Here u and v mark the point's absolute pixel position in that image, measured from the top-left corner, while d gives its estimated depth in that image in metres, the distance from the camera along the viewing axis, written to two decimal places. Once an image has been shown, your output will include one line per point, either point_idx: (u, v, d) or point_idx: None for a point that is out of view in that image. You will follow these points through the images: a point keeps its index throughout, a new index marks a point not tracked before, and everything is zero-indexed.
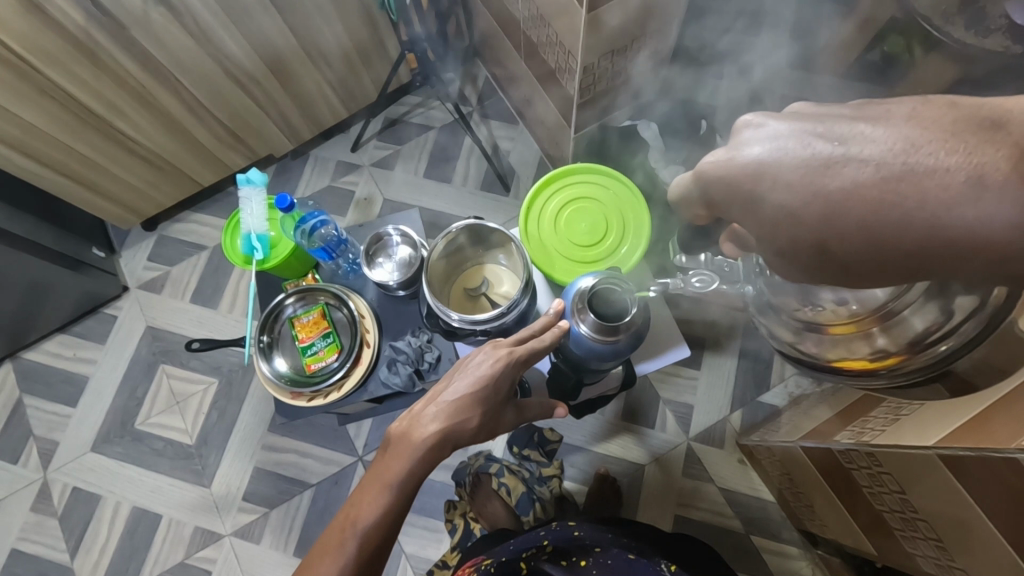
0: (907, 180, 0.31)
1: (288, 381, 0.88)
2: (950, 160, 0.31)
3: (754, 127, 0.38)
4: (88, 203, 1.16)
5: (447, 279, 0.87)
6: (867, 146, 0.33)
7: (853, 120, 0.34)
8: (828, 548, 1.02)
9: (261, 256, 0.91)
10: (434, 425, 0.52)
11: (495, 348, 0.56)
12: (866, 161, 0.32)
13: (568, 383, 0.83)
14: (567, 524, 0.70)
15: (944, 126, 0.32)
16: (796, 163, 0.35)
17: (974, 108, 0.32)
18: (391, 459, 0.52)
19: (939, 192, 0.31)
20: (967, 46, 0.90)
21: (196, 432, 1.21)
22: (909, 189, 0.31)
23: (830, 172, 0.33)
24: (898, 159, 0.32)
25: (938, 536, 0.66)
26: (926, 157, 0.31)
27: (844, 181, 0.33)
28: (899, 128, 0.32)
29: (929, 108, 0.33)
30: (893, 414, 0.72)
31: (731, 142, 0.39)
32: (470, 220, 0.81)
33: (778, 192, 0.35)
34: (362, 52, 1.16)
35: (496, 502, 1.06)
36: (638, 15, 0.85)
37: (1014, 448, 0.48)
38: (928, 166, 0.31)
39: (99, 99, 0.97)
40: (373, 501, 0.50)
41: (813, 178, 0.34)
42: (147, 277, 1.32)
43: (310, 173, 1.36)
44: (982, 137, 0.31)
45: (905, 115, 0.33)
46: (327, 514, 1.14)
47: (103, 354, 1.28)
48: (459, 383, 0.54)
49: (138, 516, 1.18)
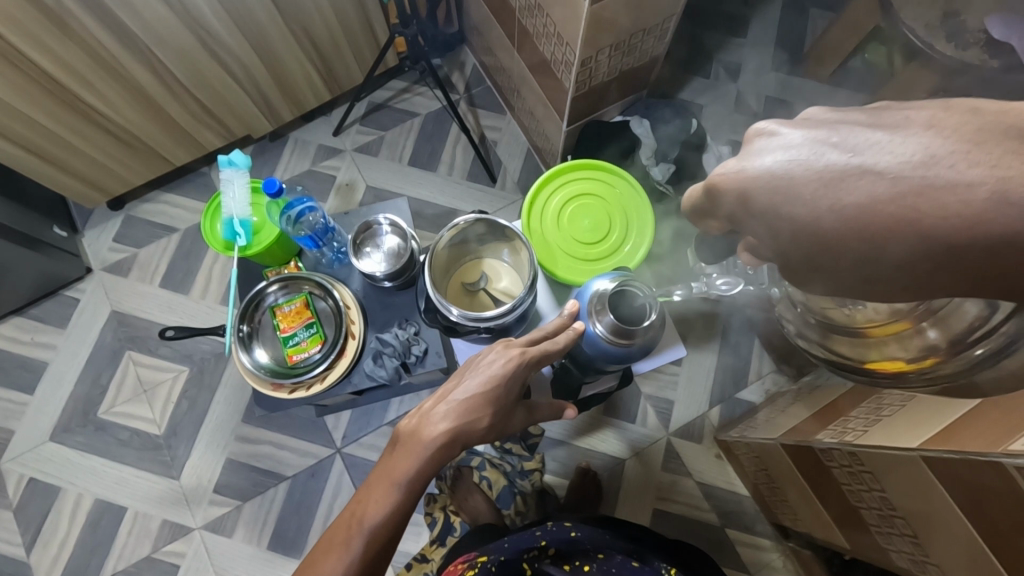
0: (924, 194, 0.31)
1: (269, 373, 0.85)
2: (971, 173, 0.29)
3: (771, 136, 0.37)
4: (50, 179, 1.10)
5: (448, 270, 0.85)
6: (885, 158, 0.32)
7: (871, 128, 0.34)
8: (799, 541, 1.06)
9: (244, 242, 0.87)
10: (445, 423, 0.51)
11: (506, 348, 0.57)
12: (882, 174, 0.32)
13: (572, 382, 0.86)
14: (564, 524, 0.70)
15: (966, 136, 0.31)
16: (811, 175, 0.35)
17: (1000, 115, 0.30)
18: (401, 455, 0.50)
19: (959, 208, 0.30)
20: (948, 57, 0.92)
21: (165, 422, 1.17)
22: (926, 204, 0.31)
23: (843, 187, 0.33)
24: (916, 172, 0.31)
25: (914, 534, 0.68)
26: (947, 169, 0.30)
27: (858, 195, 0.33)
28: (919, 138, 0.32)
29: (949, 116, 0.32)
30: (873, 415, 0.75)
31: (744, 150, 0.39)
32: (475, 213, 0.80)
33: (795, 204, 0.36)
34: (348, 34, 1.12)
35: (477, 496, 1.04)
36: (636, 10, 0.84)
37: (999, 453, 0.49)
38: (948, 179, 0.30)
39: (67, 69, 0.91)
40: (381, 498, 0.49)
41: (825, 192, 0.34)
42: (112, 259, 1.26)
43: (289, 156, 1.32)
44: (1008, 148, 0.29)
45: (924, 123, 0.32)
46: (303, 508, 1.11)
47: (64, 339, 1.21)
48: (471, 381, 0.53)
49: (101, 509, 1.13)
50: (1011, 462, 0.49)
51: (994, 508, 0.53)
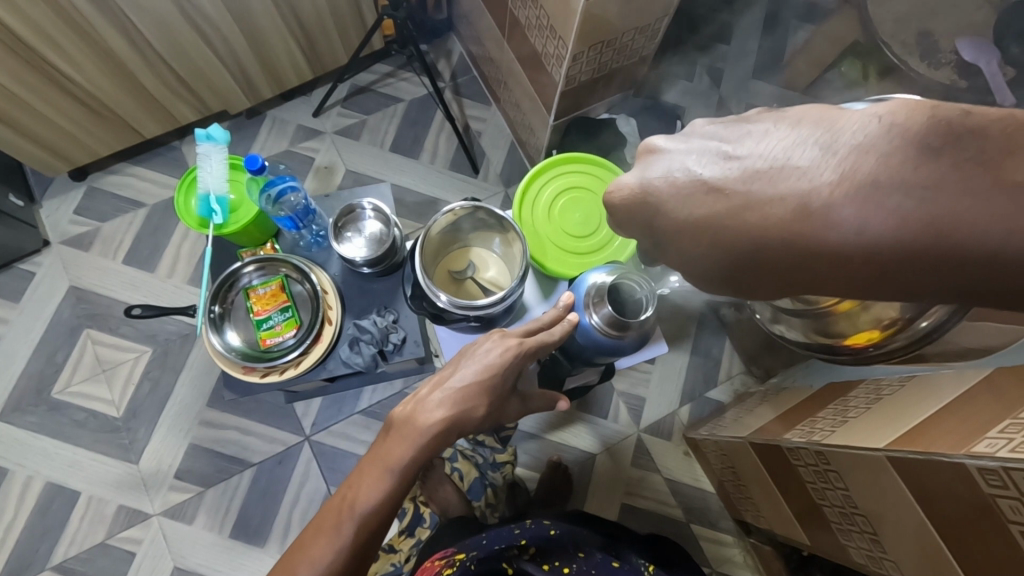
0: (749, 208, 0.34)
1: (240, 355, 0.82)
2: (782, 187, 0.32)
3: (661, 156, 0.38)
4: (10, 145, 1.04)
5: (436, 257, 0.84)
6: (718, 174, 0.35)
7: (723, 140, 0.36)
8: (760, 536, 1.09)
9: (220, 220, 0.84)
10: (442, 411, 0.51)
11: (503, 338, 0.56)
12: (719, 189, 0.35)
13: (559, 372, 0.88)
14: (544, 523, 0.70)
15: (785, 148, 0.33)
16: (673, 191, 0.37)
17: (816, 124, 0.32)
18: (395, 442, 0.50)
19: (774, 219, 0.33)
20: (920, 75, 0.94)
21: (124, 404, 1.12)
22: (753, 217, 0.33)
23: (692, 201, 0.36)
24: (742, 187, 0.34)
25: (873, 530, 0.70)
26: (767, 183, 0.33)
27: (703, 209, 0.36)
28: (752, 150, 0.34)
29: (779, 127, 0.33)
30: (840, 417, 0.78)
31: (640, 167, 0.40)
32: (472, 200, 0.80)
33: (663, 214, 0.38)
34: (336, 14, 1.09)
35: (448, 487, 0.99)
36: (630, 9, 0.85)
37: (962, 454, 0.52)
38: (765, 193, 0.33)
39: (35, 29, 0.87)
40: (375, 484, 0.48)
41: (681, 207, 0.37)
42: (73, 232, 1.20)
43: (266, 134, 1.28)
44: (814, 160, 0.31)
45: (761, 132, 0.34)
46: (268, 496, 1.09)
47: (17, 313, 1.15)
48: (467, 369, 0.53)
49: (52, 493, 1.08)
50: (972, 462, 0.51)
51: (949, 507, 0.56)
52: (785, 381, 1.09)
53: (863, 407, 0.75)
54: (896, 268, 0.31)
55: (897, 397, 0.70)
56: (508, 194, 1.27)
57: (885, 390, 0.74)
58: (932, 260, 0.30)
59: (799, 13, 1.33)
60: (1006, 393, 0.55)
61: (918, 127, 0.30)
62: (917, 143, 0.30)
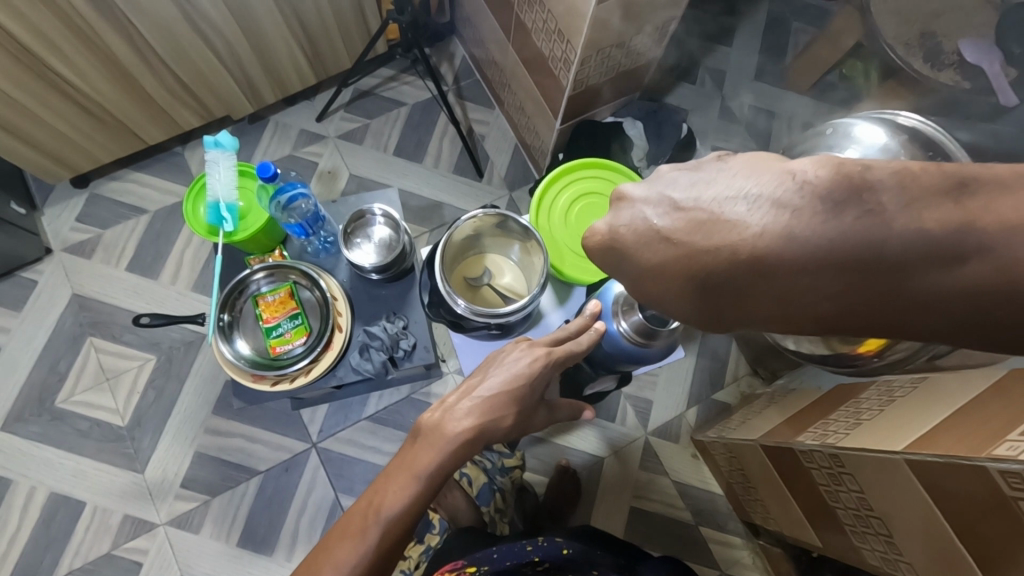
0: (695, 256, 0.37)
1: (249, 363, 0.82)
2: (720, 239, 0.36)
3: (628, 204, 0.41)
4: (11, 151, 1.03)
5: (454, 262, 0.84)
6: (668, 225, 0.39)
7: (673, 190, 0.39)
8: (770, 538, 1.09)
9: (230, 227, 0.83)
10: (469, 420, 0.51)
11: (531, 348, 0.57)
12: (670, 240, 0.39)
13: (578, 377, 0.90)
14: (557, 541, 0.68)
15: (721, 202, 0.36)
16: (633, 239, 0.40)
17: (745, 180, 0.36)
18: (422, 449, 0.49)
19: (716, 266, 0.37)
20: (923, 77, 0.95)
21: (129, 413, 1.11)
22: (700, 264, 0.37)
23: (649, 249, 0.40)
24: (690, 237, 0.38)
25: (888, 533, 0.70)
26: (709, 235, 0.37)
27: (658, 256, 0.39)
28: (696, 204, 0.38)
29: (717, 181, 0.37)
30: (854, 419, 0.78)
31: (611, 213, 0.42)
32: (493, 207, 0.80)
33: (628, 260, 0.41)
34: (339, 18, 1.09)
35: (456, 492, 1.01)
36: (636, 13, 0.85)
37: (984, 457, 0.52)
38: (708, 244, 0.37)
39: (38, 35, 0.86)
40: (401, 490, 0.47)
41: (640, 254, 0.40)
42: (74, 239, 1.19)
43: (269, 139, 1.27)
44: (743, 215, 0.35)
45: (705, 184, 0.38)
46: (275, 504, 1.08)
47: (18, 322, 1.14)
48: (494, 378, 0.54)
49: (56, 503, 1.06)
50: (995, 465, 0.51)
51: (969, 509, 0.56)
52: (792, 383, 1.09)
53: (877, 409, 0.76)
54: (827, 302, 0.35)
55: (912, 399, 0.70)
56: (513, 198, 1.26)
57: (899, 392, 0.75)
58: (851, 299, 0.34)
59: None
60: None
61: (827, 184, 0.33)
62: (827, 199, 0.33)
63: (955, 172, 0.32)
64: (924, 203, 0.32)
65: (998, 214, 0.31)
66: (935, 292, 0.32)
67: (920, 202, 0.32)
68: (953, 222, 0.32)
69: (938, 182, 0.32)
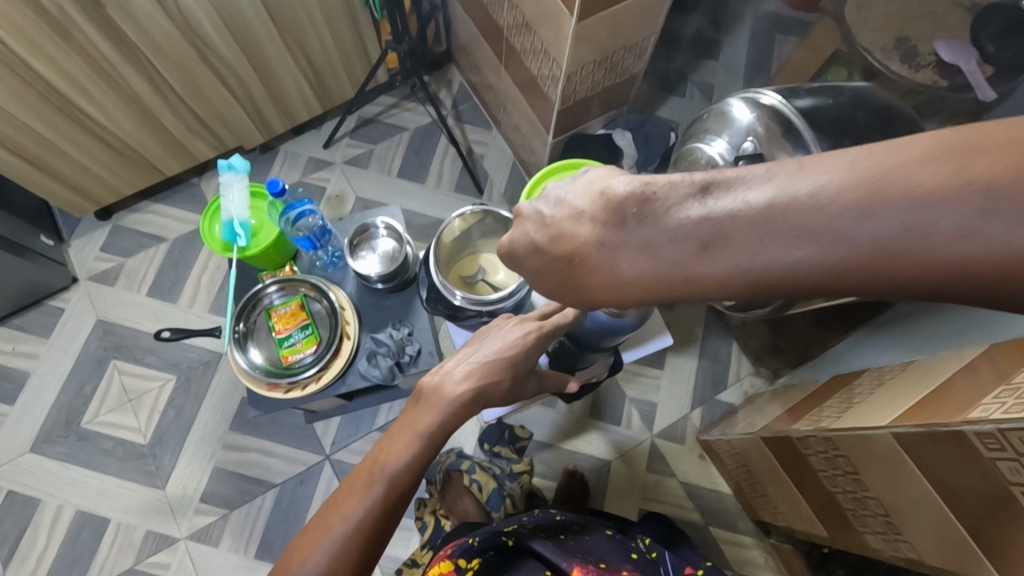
0: (558, 260, 0.47)
1: (264, 372, 0.86)
2: (563, 246, 0.46)
3: (519, 220, 0.51)
4: (39, 186, 1.10)
5: (448, 264, 0.89)
6: (539, 239, 0.48)
7: (543, 205, 0.49)
8: (781, 536, 1.11)
9: (243, 244, 0.89)
10: (466, 384, 0.55)
11: (523, 322, 0.62)
12: (539, 247, 0.49)
13: (568, 360, 0.92)
14: (548, 511, 0.75)
15: (564, 217, 0.46)
16: (524, 245, 0.50)
17: (585, 195, 0.45)
18: (423, 411, 0.54)
19: (568, 266, 0.46)
20: (901, 78, 0.98)
21: (150, 431, 1.16)
22: (562, 266, 0.47)
23: (534, 255, 0.50)
24: (549, 246, 0.47)
25: (887, 512, 0.71)
26: (558, 244, 0.46)
27: (538, 262, 0.49)
28: (552, 218, 0.47)
29: (563, 200, 0.47)
30: (846, 403, 0.80)
31: (514, 225, 0.52)
32: (481, 206, 0.85)
33: (524, 257, 0.51)
34: (341, 49, 1.16)
35: (467, 499, 1.08)
36: (617, 30, 0.91)
37: (960, 422, 0.55)
38: (560, 249, 0.46)
39: (65, 76, 0.94)
40: (404, 446, 0.52)
41: (533, 263, 0.50)
42: (98, 269, 1.25)
43: (279, 166, 1.34)
44: (572, 227, 0.45)
45: (558, 201, 0.47)
46: (291, 516, 1.11)
47: (47, 348, 1.20)
48: (489, 348, 0.59)
49: (82, 521, 1.10)
50: (970, 428, 0.54)
51: (962, 486, 0.58)
52: (793, 380, 1.11)
53: (868, 392, 0.78)
54: (640, 291, 0.41)
55: (900, 379, 0.73)
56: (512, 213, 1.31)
57: (889, 374, 0.77)
58: (657, 286, 0.40)
59: (782, 29, 1.39)
60: (998, 364, 0.59)
61: (617, 199, 0.42)
62: (617, 213, 0.41)
63: (703, 178, 0.38)
64: (681, 204, 0.39)
65: (729, 208, 0.36)
66: (710, 274, 0.37)
67: (678, 204, 0.39)
68: (702, 217, 0.37)
69: (691, 188, 0.38)
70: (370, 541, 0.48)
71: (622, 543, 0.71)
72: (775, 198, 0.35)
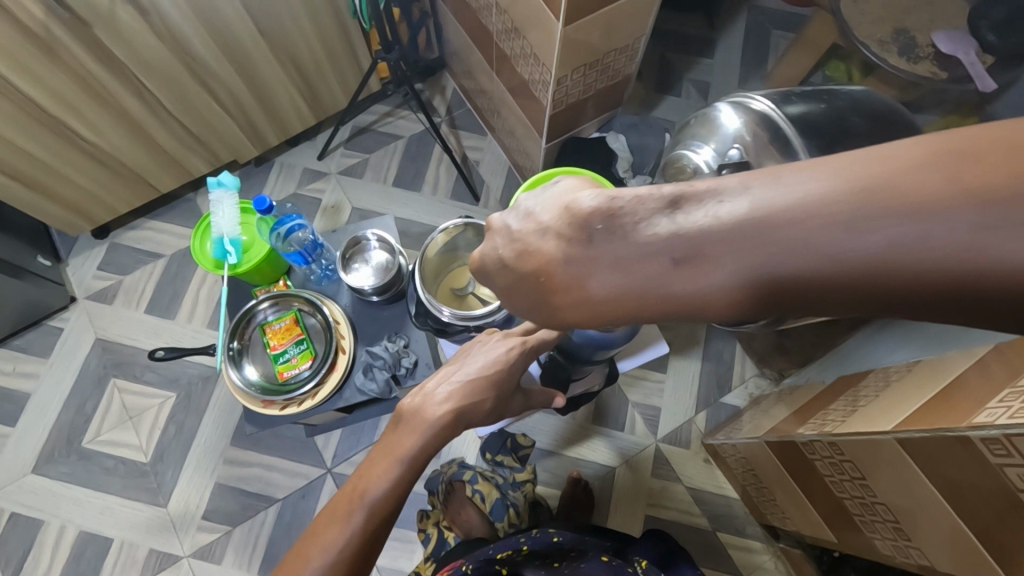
0: (519, 282, 0.41)
1: (259, 390, 0.86)
2: (521, 267, 0.40)
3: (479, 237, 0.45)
4: (34, 206, 1.10)
5: (437, 277, 0.89)
6: (498, 258, 0.43)
7: (501, 220, 0.43)
8: (789, 540, 1.07)
9: (234, 260, 0.89)
10: (448, 404, 0.55)
11: (506, 337, 0.61)
12: (498, 267, 0.43)
13: (562, 375, 0.91)
14: (546, 530, 0.74)
15: (520, 235, 0.40)
16: (486, 264, 0.45)
17: (540, 209, 0.39)
18: (404, 433, 0.53)
19: (530, 287, 0.40)
20: (902, 70, 0.96)
21: (151, 449, 1.15)
22: (524, 288, 0.41)
23: (497, 274, 0.44)
24: (509, 266, 0.42)
25: (896, 518, 0.69)
26: (516, 264, 0.41)
27: (501, 282, 0.44)
28: (508, 236, 0.41)
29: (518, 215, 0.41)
30: (851, 406, 0.78)
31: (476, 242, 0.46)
32: (463, 218, 0.85)
33: (488, 275, 0.45)
34: (331, 58, 1.15)
35: (469, 509, 1.06)
36: (607, 32, 0.89)
37: (965, 426, 0.53)
38: (519, 270, 0.41)
39: (54, 96, 0.93)
40: (383, 472, 0.51)
41: (496, 283, 0.45)
42: (96, 287, 1.25)
43: (274, 179, 1.34)
44: (529, 246, 0.39)
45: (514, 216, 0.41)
46: (293, 531, 1.10)
47: (47, 368, 1.20)
48: (472, 365, 0.58)
49: (85, 541, 1.10)
50: (976, 434, 0.52)
51: (974, 499, 0.56)
52: (798, 381, 1.08)
53: (874, 395, 0.76)
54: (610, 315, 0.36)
55: (907, 380, 0.71)
56: None
57: (894, 375, 0.75)
58: (627, 311, 0.35)
59: (778, 24, 1.37)
60: (1008, 362, 0.57)
61: (574, 215, 0.36)
62: (575, 230, 0.36)
63: (672, 190, 0.32)
64: (648, 221, 0.33)
65: (703, 224, 0.31)
66: (687, 298, 0.32)
67: (645, 221, 0.33)
68: (672, 234, 0.32)
69: (657, 202, 0.33)
70: (353, 571, 0.48)
71: (619, 570, 0.70)
72: (754, 212, 0.29)
